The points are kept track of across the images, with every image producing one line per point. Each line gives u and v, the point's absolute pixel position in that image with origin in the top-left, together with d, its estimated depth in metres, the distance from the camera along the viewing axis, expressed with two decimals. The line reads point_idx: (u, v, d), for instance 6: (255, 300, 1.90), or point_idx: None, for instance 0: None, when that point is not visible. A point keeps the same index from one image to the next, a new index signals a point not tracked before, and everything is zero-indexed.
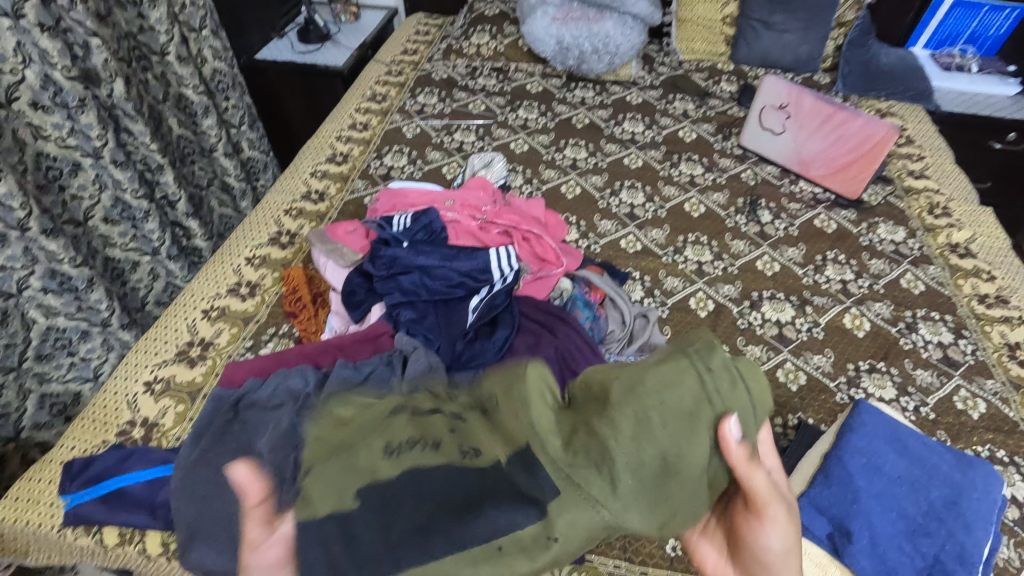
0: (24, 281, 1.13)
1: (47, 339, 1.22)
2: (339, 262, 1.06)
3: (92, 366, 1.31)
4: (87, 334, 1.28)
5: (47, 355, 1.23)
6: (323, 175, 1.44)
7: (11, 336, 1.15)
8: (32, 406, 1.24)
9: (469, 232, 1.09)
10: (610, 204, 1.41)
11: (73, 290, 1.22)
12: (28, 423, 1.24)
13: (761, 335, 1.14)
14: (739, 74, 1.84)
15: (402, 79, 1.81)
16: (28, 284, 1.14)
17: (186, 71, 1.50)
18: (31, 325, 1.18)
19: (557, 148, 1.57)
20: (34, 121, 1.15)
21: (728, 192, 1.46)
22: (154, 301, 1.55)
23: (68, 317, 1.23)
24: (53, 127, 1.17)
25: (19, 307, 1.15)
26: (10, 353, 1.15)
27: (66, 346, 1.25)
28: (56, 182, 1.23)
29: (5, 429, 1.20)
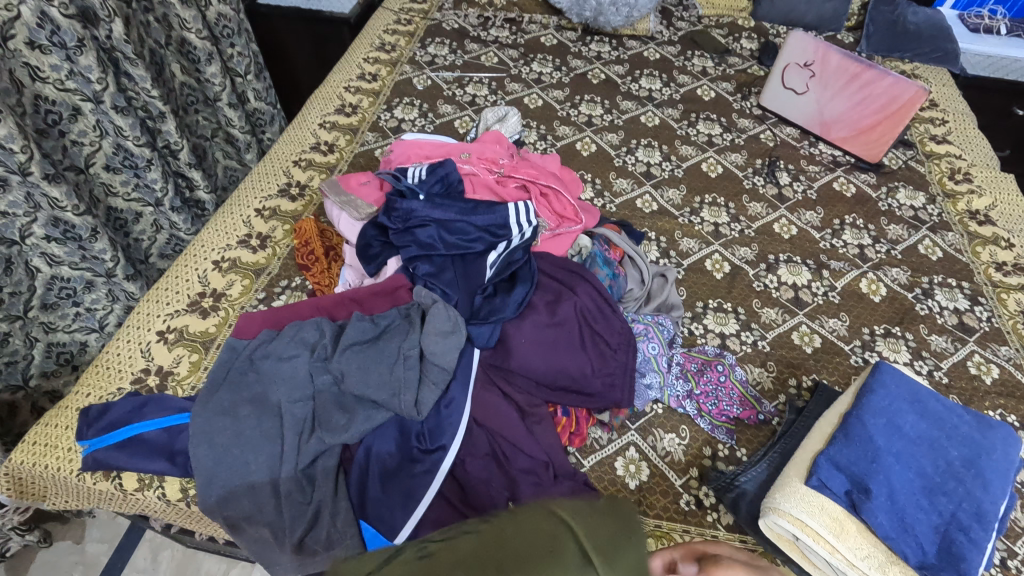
0: (27, 229, 1.11)
1: (51, 288, 1.20)
2: (353, 216, 1.04)
3: (98, 316, 1.30)
4: (92, 285, 1.27)
5: (53, 304, 1.22)
6: (332, 127, 1.40)
7: (16, 284, 1.13)
8: (39, 355, 1.23)
9: (486, 185, 1.06)
10: (626, 162, 1.38)
11: (76, 239, 1.19)
12: (36, 372, 1.23)
13: (777, 298, 1.13)
14: (761, 32, 1.79)
15: (411, 29, 1.74)
16: (31, 232, 1.12)
17: (189, 14, 1.45)
18: (35, 274, 1.17)
19: (572, 104, 1.52)
20: (31, 61, 1.10)
21: (746, 153, 1.43)
22: (157, 253, 1.53)
23: (72, 267, 1.21)
24: (51, 68, 1.12)
25: (23, 255, 1.13)
26: (15, 301, 1.14)
27: (71, 296, 1.24)
28: (56, 127, 1.19)
29: (13, 377, 1.20)
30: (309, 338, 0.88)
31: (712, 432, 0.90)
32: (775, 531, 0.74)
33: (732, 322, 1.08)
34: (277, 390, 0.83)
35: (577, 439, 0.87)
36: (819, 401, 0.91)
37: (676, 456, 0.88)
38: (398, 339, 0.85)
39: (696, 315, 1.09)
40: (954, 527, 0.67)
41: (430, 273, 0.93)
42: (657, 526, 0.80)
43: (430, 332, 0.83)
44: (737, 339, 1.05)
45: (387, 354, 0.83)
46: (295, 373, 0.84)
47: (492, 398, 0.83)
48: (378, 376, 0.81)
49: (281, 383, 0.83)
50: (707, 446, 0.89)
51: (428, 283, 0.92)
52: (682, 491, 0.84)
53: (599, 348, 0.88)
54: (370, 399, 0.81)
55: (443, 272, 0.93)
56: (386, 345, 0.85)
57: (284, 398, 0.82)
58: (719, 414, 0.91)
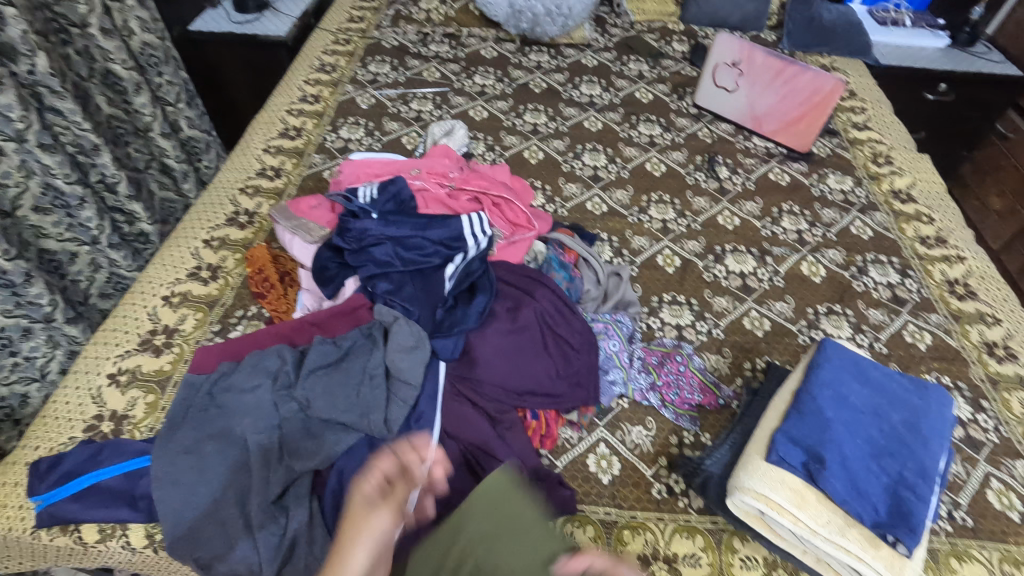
0: None
1: None
2: (306, 239, 1.02)
3: (38, 364, 1.24)
4: (29, 332, 1.21)
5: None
6: (277, 151, 1.38)
7: None
8: None
9: (438, 200, 1.05)
10: (573, 167, 1.42)
11: (8, 285, 1.14)
12: None
13: (726, 286, 1.18)
14: (690, 35, 1.88)
15: (350, 48, 1.74)
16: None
17: (112, 44, 1.42)
18: None
19: (516, 114, 1.55)
20: None
21: (686, 150, 1.49)
22: (97, 292, 1.46)
23: (6, 315, 1.15)
24: None
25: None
26: None
27: (7, 345, 1.18)
28: None
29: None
30: (271, 365, 0.87)
31: (676, 421, 0.94)
32: (742, 508, 0.77)
33: (686, 313, 1.12)
34: (243, 422, 0.82)
35: (548, 441, 0.88)
36: (769, 385, 0.96)
37: (644, 447, 0.90)
38: (362, 360, 0.84)
39: (653, 309, 1.12)
40: (902, 486, 0.72)
41: (390, 290, 0.92)
42: (632, 517, 0.83)
43: (396, 349, 0.84)
44: (693, 328, 1.09)
45: (352, 374, 0.83)
46: (262, 402, 0.84)
47: (461, 408, 0.83)
48: (344, 399, 0.81)
49: (248, 414, 0.83)
50: (673, 434, 0.92)
51: (388, 301, 0.91)
52: (653, 481, 0.87)
53: (562, 350, 0.90)
54: (339, 420, 0.81)
55: (403, 288, 0.92)
56: (350, 366, 0.84)
57: (251, 430, 0.81)
58: (682, 402, 0.95)
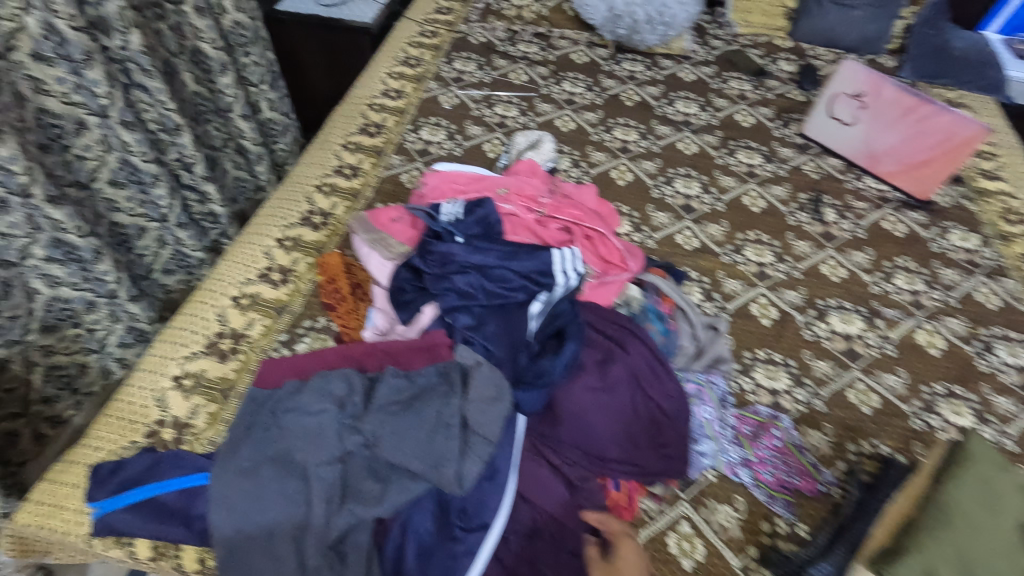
0: (28, 250, 1.13)
1: (52, 309, 1.23)
2: (384, 255, 0.97)
3: (99, 336, 1.35)
4: (93, 305, 1.30)
5: (53, 326, 1.25)
6: (356, 148, 1.33)
7: (15, 308, 1.16)
8: (40, 378, 1.27)
9: (526, 227, 0.97)
10: (664, 194, 1.32)
11: (79, 260, 1.22)
12: (37, 397, 1.28)
13: (829, 349, 1.07)
14: (798, 54, 1.73)
15: (436, 42, 1.66)
16: (31, 253, 1.14)
17: (203, 22, 1.48)
18: (35, 296, 1.19)
19: (606, 128, 1.45)
20: (34, 73, 1.11)
21: (789, 185, 1.36)
22: (161, 268, 1.54)
23: (73, 287, 1.24)
24: (55, 81, 1.13)
25: (22, 277, 1.15)
26: (15, 324, 1.17)
27: (72, 317, 1.27)
28: (59, 141, 1.20)
29: (13, 405, 1.23)
30: (335, 391, 0.81)
31: (770, 504, 0.84)
32: None
33: (784, 377, 1.02)
34: (305, 450, 0.77)
35: (628, 513, 0.80)
36: (889, 483, 0.83)
37: (732, 532, 0.81)
38: (438, 404, 0.77)
39: (746, 368, 1.03)
40: None
41: (470, 326, 0.85)
42: None
43: (477, 398, 0.77)
44: (790, 396, 0.99)
45: (423, 418, 0.77)
46: (325, 433, 0.78)
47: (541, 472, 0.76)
48: (416, 442, 0.75)
49: (310, 445, 0.77)
50: (765, 520, 0.83)
51: (468, 337, 0.85)
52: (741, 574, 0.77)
53: (653, 413, 0.81)
54: (408, 467, 0.74)
55: (484, 324, 0.86)
56: (419, 409, 0.78)
57: (311, 463, 0.76)
58: (777, 484, 0.85)
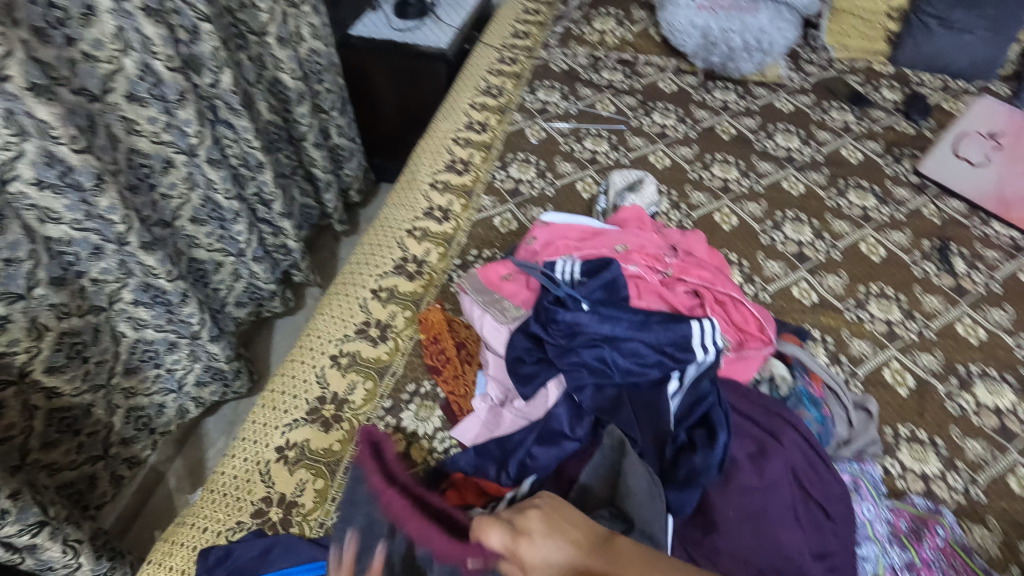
0: (117, 294, 1.11)
1: (135, 351, 1.21)
2: (498, 319, 0.90)
3: (177, 376, 1.32)
4: (174, 346, 1.26)
5: (135, 368, 1.23)
6: (445, 188, 1.27)
7: (103, 352, 1.13)
8: (120, 421, 1.24)
9: (653, 291, 0.90)
10: (773, 240, 1.22)
11: (165, 303, 1.18)
12: (117, 439, 1.25)
13: (979, 426, 0.96)
14: (902, 80, 1.61)
15: (516, 69, 1.60)
16: (121, 297, 1.12)
17: (284, 54, 1.42)
18: (121, 339, 1.17)
19: (703, 164, 1.36)
20: (128, 114, 1.07)
21: (910, 231, 1.25)
22: (234, 301, 1.51)
23: (157, 329, 1.21)
24: (148, 121, 1.10)
25: (109, 321, 1.13)
26: (101, 370, 1.14)
27: (153, 357, 1.25)
28: (147, 181, 1.17)
29: (94, 448, 1.20)
30: None
31: None
32: None
33: (934, 460, 0.91)
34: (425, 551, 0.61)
35: None
36: None
37: None
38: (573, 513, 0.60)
39: (889, 447, 0.93)
40: None
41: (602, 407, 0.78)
42: None
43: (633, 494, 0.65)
44: (944, 483, 0.89)
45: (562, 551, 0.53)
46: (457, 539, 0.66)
47: None
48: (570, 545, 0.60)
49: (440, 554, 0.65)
50: None
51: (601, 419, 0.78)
52: None
53: (815, 517, 0.71)
54: None
55: (620, 406, 0.78)
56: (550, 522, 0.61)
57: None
58: None
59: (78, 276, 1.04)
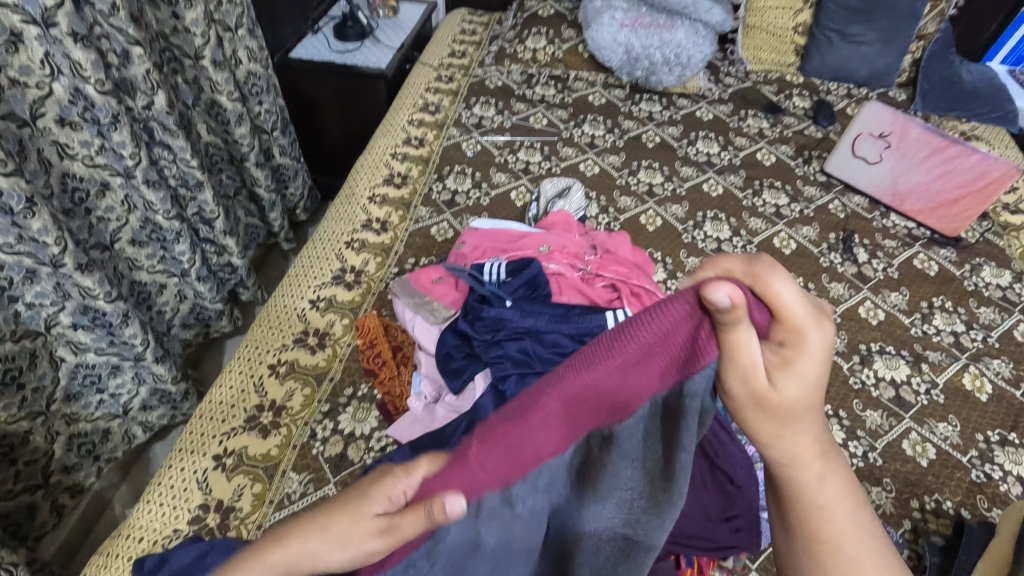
0: (54, 318, 1.10)
1: (76, 376, 1.20)
2: (429, 319, 0.95)
3: (122, 400, 1.30)
4: (117, 369, 1.26)
5: (76, 394, 1.22)
6: (383, 201, 1.31)
7: (41, 378, 1.12)
8: (61, 448, 1.22)
9: (573, 287, 0.96)
10: (695, 238, 1.31)
11: (106, 325, 1.18)
12: (57, 467, 1.23)
13: (878, 398, 1.05)
14: (811, 89, 1.74)
15: (453, 87, 1.67)
16: (58, 321, 1.11)
17: (220, 76, 1.43)
18: (60, 364, 1.16)
19: (630, 171, 1.45)
20: (60, 139, 1.09)
21: (818, 226, 1.36)
22: (180, 322, 1.51)
23: (98, 353, 1.20)
24: (81, 144, 1.11)
25: (47, 346, 1.12)
26: (39, 397, 1.13)
27: (96, 382, 1.23)
28: (83, 205, 1.18)
29: (34, 477, 1.17)
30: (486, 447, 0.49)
31: None
32: None
33: (837, 430, 1.00)
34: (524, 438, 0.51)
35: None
36: (969, 549, 0.81)
37: None
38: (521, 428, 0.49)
39: None
40: None
41: None
42: None
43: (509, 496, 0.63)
44: (845, 450, 0.97)
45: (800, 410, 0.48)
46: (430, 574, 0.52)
47: None
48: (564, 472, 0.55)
49: None
50: None
51: None
52: None
53: (720, 484, 0.75)
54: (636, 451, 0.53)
55: None
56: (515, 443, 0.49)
57: None
58: None
59: (12, 301, 1.03)
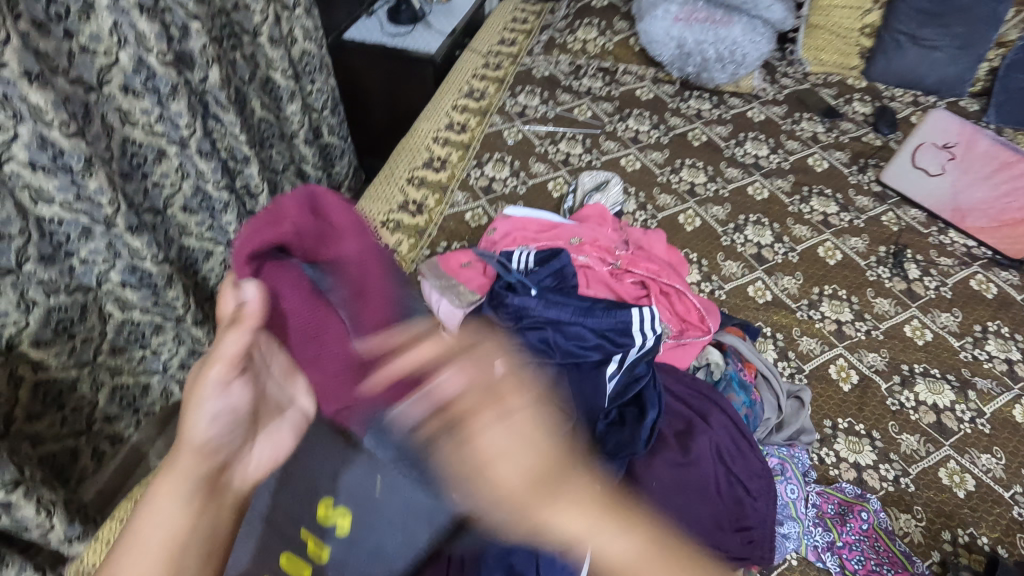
0: (105, 275, 1.17)
1: (121, 331, 1.26)
2: (454, 302, 0.94)
3: (162, 358, 1.36)
4: (160, 328, 1.32)
5: (121, 348, 1.27)
6: (420, 183, 1.33)
7: (90, 330, 1.19)
8: (105, 398, 1.27)
9: (601, 281, 0.96)
10: (734, 242, 1.27)
11: (151, 286, 1.24)
12: (100, 415, 1.27)
13: (916, 421, 1.00)
14: (873, 94, 1.66)
15: (500, 74, 1.66)
16: (109, 278, 1.18)
17: (277, 54, 1.48)
18: (108, 319, 1.22)
19: (672, 169, 1.42)
20: (122, 105, 1.14)
21: (868, 238, 1.30)
22: (224, 290, 1.57)
23: (144, 312, 1.27)
24: (141, 112, 1.17)
25: (97, 301, 1.19)
26: (86, 348, 1.19)
27: (139, 338, 1.30)
28: (139, 169, 1.23)
29: (78, 423, 1.23)
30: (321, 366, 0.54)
31: None
32: None
33: (868, 451, 0.95)
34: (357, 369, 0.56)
35: None
36: None
37: None
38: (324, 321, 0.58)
39: (826, 438, 0.97)
40: None
41: None
42: None
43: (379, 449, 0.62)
44: (875, 472, 0.93)
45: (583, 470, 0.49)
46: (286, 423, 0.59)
47: None
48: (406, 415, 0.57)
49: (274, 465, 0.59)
50: None
51: None
52: None
53: (735, 492, 0.76)
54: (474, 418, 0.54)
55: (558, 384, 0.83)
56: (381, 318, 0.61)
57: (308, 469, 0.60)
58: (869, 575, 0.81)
59: (67, 256, 1.10)
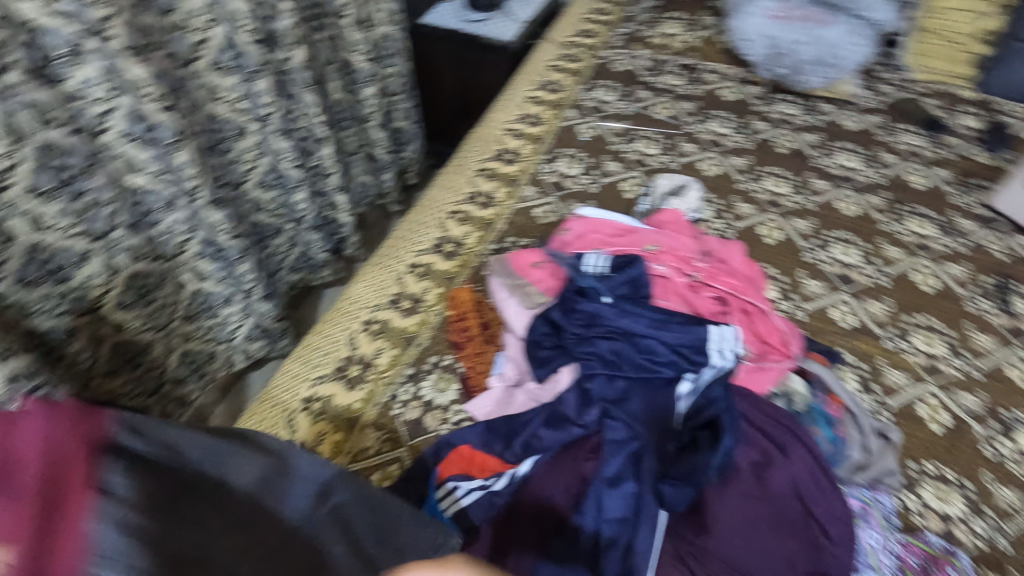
0: (183, 245, 1.19)
1: (195, 299, 1.28)
2: (522, 303, 0.95)
3: (230, 328, 1.38)
4: (230, 300, 1.35)
5: (195, 315, 1.30)
6: (491, 175, 1.30)
7: (166, 298, 1.22)
8: (176, 360, 1.31)
9: (678, 293, 0.93)
10: (818, 259, 1.19)
11: (224, 257, 1.29)
12: (170, 377, 1.32)
13: (1016, 474, 0.91)
14: (985, 107, 1.52)
15: (577, 67, 1.61)
16: (187, 249, 1.20)
17: (359, 35, 1.52)
18: (183, 288, 1.25)
19: (754, 176, 1.34)
20: (211, 81, 1.17)
21: (971, 266, 1.19)
22: (290, 266, 1.60)
23: (216, 283, 1.30)
24: (228, 89, 1.19)
25: (175, 271, 1.21)
26: (162, 311, 1.22)
27: (210, 308, 1.32)
28: (221, 144, 1.26)
29: (149, 383, 1.28)
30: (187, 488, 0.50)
31: None
32: None
33: (957, 501, 0.87)
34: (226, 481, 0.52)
35: None
36: None
37: None
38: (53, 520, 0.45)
39: (911, 482, 0.89)
40: None
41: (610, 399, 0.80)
42: None
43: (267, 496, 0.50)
44: (966, 527, 0.85)
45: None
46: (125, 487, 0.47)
47: None
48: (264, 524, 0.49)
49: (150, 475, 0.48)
50: None
51: (608, 412, 0.80)
52: None
53: (813, 536, 0.70)
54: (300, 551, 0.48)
55: (626, 400, 0.81)
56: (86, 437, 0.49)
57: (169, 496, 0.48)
58: None
59: (151, 225, 1.12)
